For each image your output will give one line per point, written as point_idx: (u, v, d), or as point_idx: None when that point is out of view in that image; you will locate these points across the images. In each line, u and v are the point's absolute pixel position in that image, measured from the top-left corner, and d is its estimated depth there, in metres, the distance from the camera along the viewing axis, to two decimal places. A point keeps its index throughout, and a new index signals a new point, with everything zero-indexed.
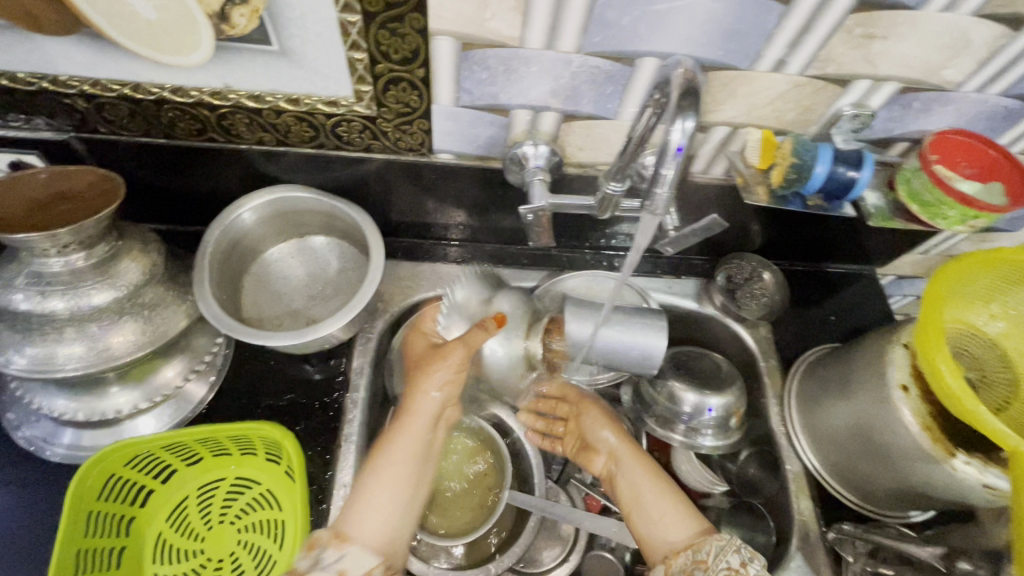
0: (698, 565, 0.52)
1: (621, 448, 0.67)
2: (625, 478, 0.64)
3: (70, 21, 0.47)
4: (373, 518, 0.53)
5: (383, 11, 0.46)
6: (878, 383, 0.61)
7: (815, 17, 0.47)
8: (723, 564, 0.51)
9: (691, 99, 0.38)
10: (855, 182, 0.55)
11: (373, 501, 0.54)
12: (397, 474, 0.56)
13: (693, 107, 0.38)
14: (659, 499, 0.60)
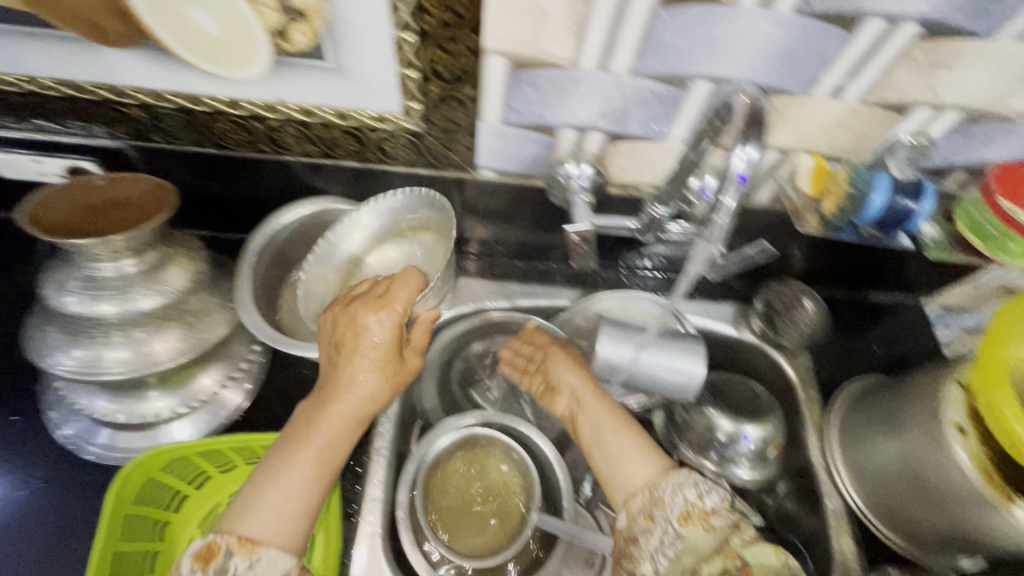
0: (656, 504, 0.50)
1: (588, 394, 0.62)
2: (589, 422, 0.60)
3: (135, 34, 0.49)
4: (281, 506, 0.45)
5: (439, 31, 0.47)
6: (930, 422, 0.58)
7: (879, 45, 0.46)
8: (680, 499, 0.50)
9: (754, 130, 0.39)
10: (913, 214, 0.53)
11: (282, 490, 0.46)
12: (304, 463, 0.47)
13: (757, 135, 0.40)
14: (621, 448, 0.56)
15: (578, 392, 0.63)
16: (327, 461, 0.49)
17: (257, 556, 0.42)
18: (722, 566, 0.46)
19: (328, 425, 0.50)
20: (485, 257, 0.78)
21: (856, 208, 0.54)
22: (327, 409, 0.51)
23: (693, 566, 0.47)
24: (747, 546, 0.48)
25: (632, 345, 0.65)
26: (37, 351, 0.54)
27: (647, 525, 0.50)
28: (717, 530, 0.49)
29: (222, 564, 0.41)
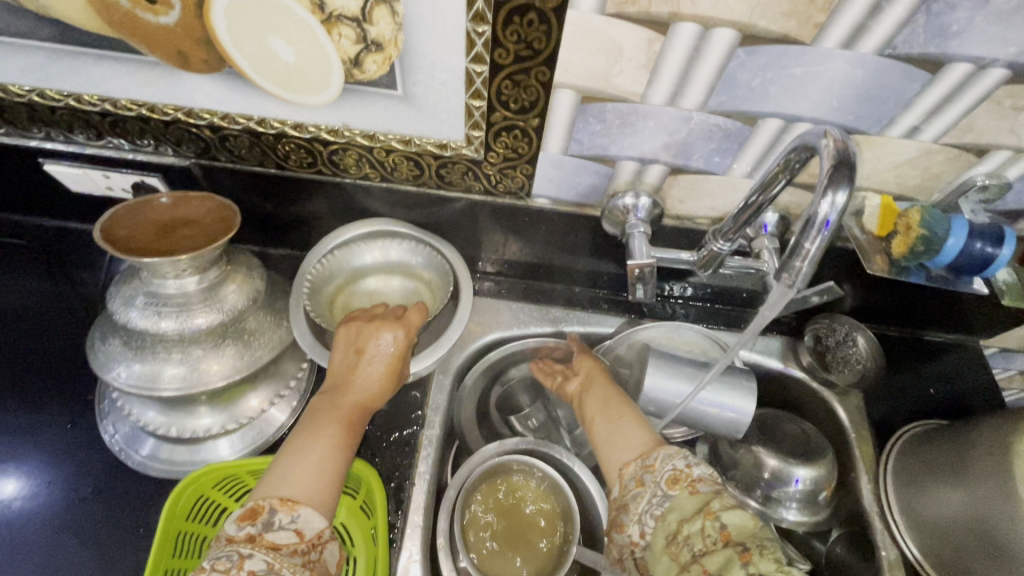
0: (647, 470, 0.50)
1: (599, 383, 0.63)
2: (594, 405, 0.61)
3: (215, 60, 0.50)
4: (308, 471, 0.48)
5: (511, 65, 0.47)
6: (1002, 475, 0.55)
7: (962, 88, 0.45)
8: (669, 467, 0.49)
9: (845, 172, 0.36)
10: (993, 259, 0.51)
11: (309, 459, 0.49)
12: (327, 437, 0.51)
13: (847, 179, 0.37)
14: (622, 427, 0.57)
15: (588, 383, 0.64)
16: (349, 437, 0.52)
17: (296, 512, 0.44)
18: (700, 526, 0.44)
19: (345, 407, 0.53)
20: (531, 281, 0.78)
21: (930, 251, 0.52)
22: (345, 394, 0.54)
23: (676, 528, 0.45)
24: (727, 510, 0.45)
25: (686, 380, 0.64)
26: (99, 363, 0.55)
27: (638, 490, 0.50)
28: (702, 495, 0.46)
29: (269, 518, 0.44)
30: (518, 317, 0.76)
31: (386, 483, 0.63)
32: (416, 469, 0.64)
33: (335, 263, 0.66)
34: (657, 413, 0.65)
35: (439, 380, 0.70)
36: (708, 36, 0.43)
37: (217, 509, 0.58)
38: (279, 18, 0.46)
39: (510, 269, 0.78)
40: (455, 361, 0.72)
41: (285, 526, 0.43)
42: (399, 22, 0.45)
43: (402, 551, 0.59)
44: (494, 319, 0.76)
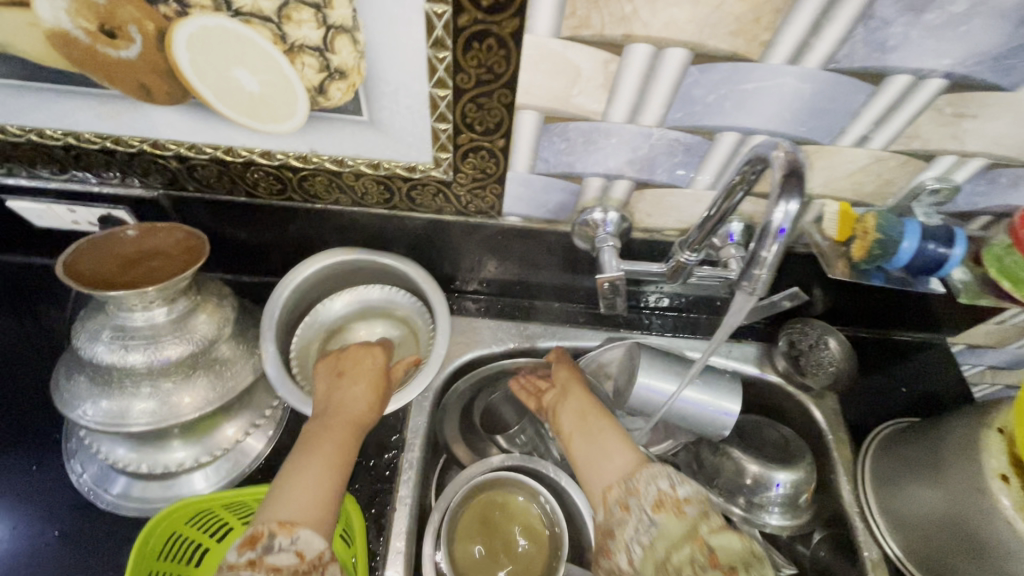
0: (631, 493, 0.49)
1: (572, 394, 0.64)
2: (573, 417, 0.61)
3: (179, 91, 0.50)
4: (302, 493, 0.47)
5: (473, 89, 0.48)
6: (972, 469, 0.57)
7: (905, 98, 0.47)
8: (654, 489, 0.49)
9: (795, 183, 0.38)
10: (947, 259, 0.53)
11: (303, 482, 0.48)
12: (318, 460, 0.50)
13: (798, 189, 0.38)
14: (605, 444, 0.56)
15: (562, 391, 0.65)
16: (345, 454, 0.52)
17: (296, 535, 0.44)
18: (689, 553, 0.44)
19: (338, 429, 0.53)
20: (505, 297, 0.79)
21: (886, 254, 0.54)
22: (336, 420, 0.54)
23: (665, 557, 0.44)
24: (715, 534, 0.45)
25: (673, 376, 0.65)
26: (65, 401, 0.54)
27: (623, 515, 0.49)
28: (689, 517, 0.46)
29: (267, 542, 0.42)
30: (496, 335, 0.76)
31: (366, 512, 0.62)
32: (396, 494, 0.63)
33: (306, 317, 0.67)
34: (645, 411, 0.66)
35: (418, 402, 0.70)
36: (661, 56, 0.45)
37: (191, 546, 0.56)
38: (241, 50, 0.46)
39: (474, 286, 0.77)
40: (433, 382, 0.72)
41: (285, 548, 0.42)
42: (361, 50, 0.46)
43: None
44: (472, 337, 0.76)
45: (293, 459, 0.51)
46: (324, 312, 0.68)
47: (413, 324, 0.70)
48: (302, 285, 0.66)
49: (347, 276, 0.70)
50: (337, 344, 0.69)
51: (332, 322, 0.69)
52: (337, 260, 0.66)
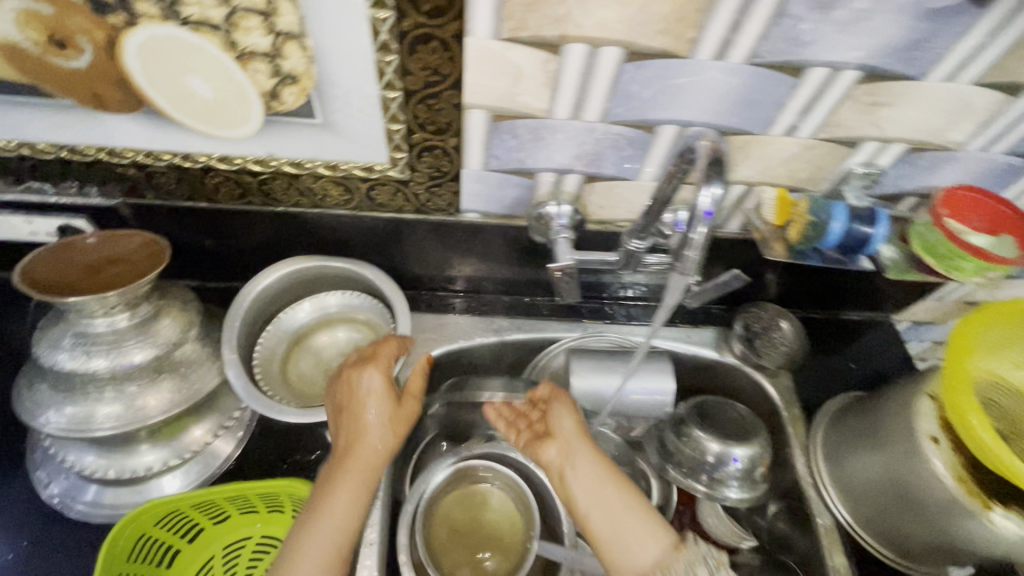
0: None
1: (580, 449, 0.58)
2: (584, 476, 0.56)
3: (133, 99, 0.51)
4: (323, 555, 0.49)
5: (422, 90, 0.50)
6: (907, 434, 0.61)
7: (825, 89, 0.51)
8: None
9: (716, 169, 0.42)
10: (870, 238, 0.56)
11: (327, 535, 0.49)
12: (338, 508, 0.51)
13: (720, 175, 0.42)
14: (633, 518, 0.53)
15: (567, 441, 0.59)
16: (357, 507, 0.52)
17: None
18: None
19: (353, 475, 0.53)
20: (467, 293, 0.81)
21: (818, 237, 0.57)
22: (353, 458, 0.54)
23: None
24: None
25: (616, 374, 0.72)
26: (28, 411, 0.54)
27: None
28: None
29: None
30: (463, 330, 0.78)
31: None
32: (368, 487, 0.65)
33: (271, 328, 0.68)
34: (595, 409, 0.73)
35: None
36: (597, 54, 0.47)
37: (161, 547, 0.57)
38: (193, 58, 0.48)
39: (455, 285, 0.80)
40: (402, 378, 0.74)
41: None
42: (310, 55, 0.47)
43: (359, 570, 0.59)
44: (439, 333, 0.78)
45: (313, 503, 0.52)
46: (286, 323, 0.69)
47: (376, 328, 0.70)
48: (264, 295, 0.67)
49: (309, 284, 0.71)
50: (303, 351, 0.70)
51: (295, 330, 0.70)
52: (299, 268, 0.67)
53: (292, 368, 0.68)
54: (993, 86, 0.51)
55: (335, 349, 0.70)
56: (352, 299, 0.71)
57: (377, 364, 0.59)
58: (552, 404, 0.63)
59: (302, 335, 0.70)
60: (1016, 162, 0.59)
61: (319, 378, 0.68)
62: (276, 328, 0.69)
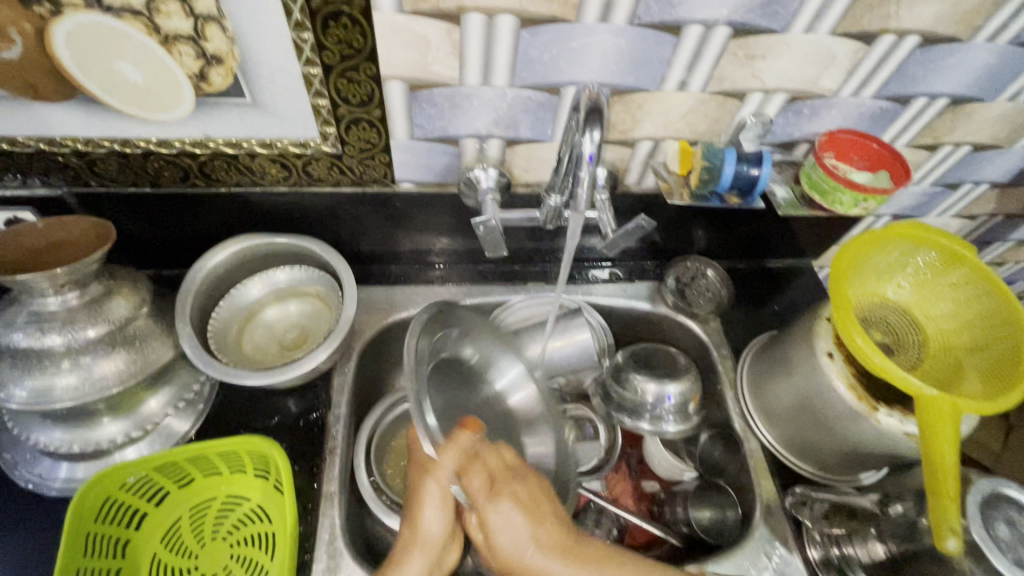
0: None
1: (550, 541, 0.49)
2: (513, 536, 0.48)
3: (67, 88, 0.54)
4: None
5: (339, 64, 0.54)
6: (809, 354, 0.67)
7: (703, 45, 0.57)
8: None
9: (596, 116, 0.48)
10: (758, 179, 0.63)
11: None
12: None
13: (598, 121, 0.48)
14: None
15: (516, 528, 0.49)
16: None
17: None
18: None
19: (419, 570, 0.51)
20: (435, 265, 0.86)
21: (712, 179, 0.64)
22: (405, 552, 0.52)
23: None
24: None
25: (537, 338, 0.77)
26: None
27: None
28: None
29: None
30: (413, 299, 0.83)
31: (297, 465, 0.68)
32: (326, 445, 0.69)
33: (224, 304, 0.73)
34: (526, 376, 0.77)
35: (343, 365, 0.76)
36: (495, 23, 0.53)
37: (127, 511, 0.61)
38: (121, 45, 0.51)
39: (436, 258, 0.85)
40: (356, 347, 0.78)
41: None
42: (231, 36, 0.52)
43: (320, 519, 0.64)
44: (390, 303, 0.82)
45: None
46: (237, 299, 0.73)
47: (325, 299, 0.75)
48: (214, 273, 0.71)
49: (257, 262, 0.75)
50: (256, 325, 0.74)
51: (248, 306, 0.74)
52: (245, 246, 0.71)
53: (247, 341, 0.73)
54: (848, 36, 0.58)
55: (287, 321, 0.75)
56: (300, 274, 0.75)
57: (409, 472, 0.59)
58: (461, 477, 0.51)
59: (254, 310, 0.75)
60: (887, 106, 0.66)
61: (273, 348, 0.73)
62: (227, 304, 0.73)
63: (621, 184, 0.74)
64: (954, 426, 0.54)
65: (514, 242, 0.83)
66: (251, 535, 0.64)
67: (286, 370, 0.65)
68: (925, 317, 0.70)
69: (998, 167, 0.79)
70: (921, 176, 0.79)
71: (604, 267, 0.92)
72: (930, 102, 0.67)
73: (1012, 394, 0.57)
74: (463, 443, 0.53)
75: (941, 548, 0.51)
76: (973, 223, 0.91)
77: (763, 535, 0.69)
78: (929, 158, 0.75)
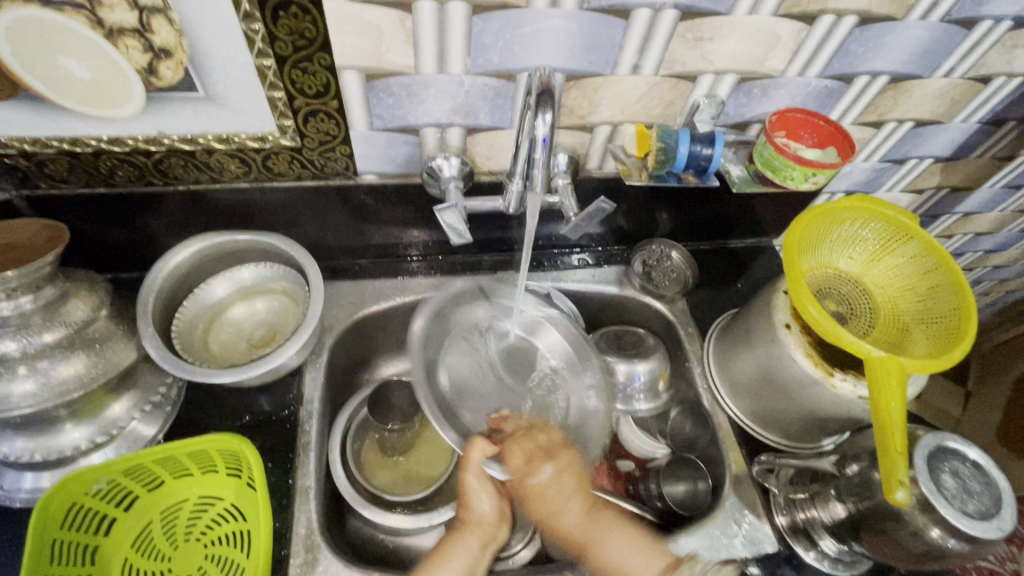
0: None
1: (568, 495, 0.67)
2: (556, 497, 0.67)
3: (8, 85, 0.52)
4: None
5: (292, 54, 0.54)
6: (768, 325, 0.70)
7: (652, 29, 0.58)
8: None
9: (547, 98, 0.49)
10: (711, 158, 0.66)
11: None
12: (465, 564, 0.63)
13: (550, 104, 0.49)
14: (608, 534, 0.66)
15: (548, 495, 0.67)
16: (466, 555, 0.63)
17: None
18: None
19: (465, 535, 0.65)
20: (411, 257, 0.86)
21: (668, 160, 0.67)
22: (462, 525, 0.66)
23: None
24: None
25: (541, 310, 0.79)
26: None
27: None
28: None
29: None
30: (383, 293, 0.83)
31: (269, 463, 0.67)
32: (298, 442, 0.69)
33: (189, 305, 0.72)
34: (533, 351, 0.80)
35: (314, 360, 0.76)
36: (446, 10, 0.53)
37: (95, 517, 0.60)
38: (63, 39, 0.50)
39: (410, 251, 0.85)
40: (326, 343, 0.78)
41: None
42: (178, 28, 0.51)
43: (295, 515, 0.64)
44: (359, 297, 0.82)
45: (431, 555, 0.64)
46: (201, 299, 0.72)
47: (292, 295, 0.75)
48: (177, 271, 0.70)
49: (219, 261, 0.74)
50: (222, 325, 0.73)
51: (212, 305, 0.73)
52: (207, 244, 0.70)
53: (215, 341, 0.72)
54: (790, 17, 0.60)
55: (255, 319, 0.74)
56: (264, 269, 0.74)
57: (546, 458, 0.69)
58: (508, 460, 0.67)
59: (221, 310, 0.74)
60: (832, 85, 0.69)
61: (241, 346, 0.72)
62: (191, 305, 0.72)
63: (583, 169, 0.76)
64: (899, 385, 0.57)
65: (481, 232, 0.84)
66: (226, 534, 0.64)
67: (254, 366, 0.64)
68: (877, 286, 0.73)
69: (940, 141, 0.82)
70: (869, 152, 0.82)
71: (573, 254, 0.93)
72: (872, 80, 0.70)
73: (955, 354, 0.60)
74: (478, 452, 0.66)
75: (891, 500, 0.53)
76: (921, 197, 0.95)
77: (733, 504, 0.71)
78: (875, 134, 0.79)
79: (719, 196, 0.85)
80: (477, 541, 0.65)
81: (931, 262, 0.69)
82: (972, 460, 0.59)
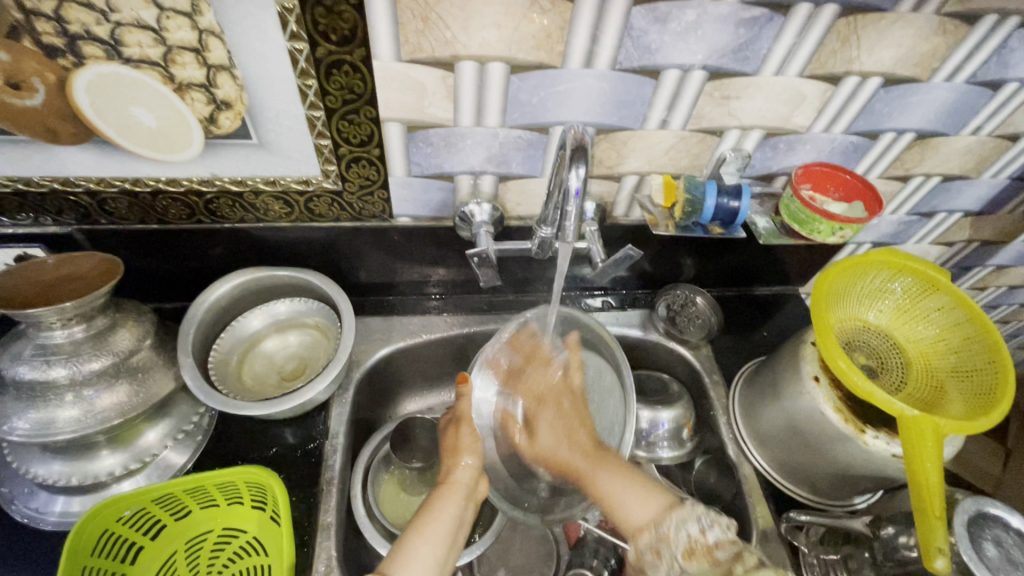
0: (660, 540, 0.57)
1: (572, 433, 0.71)
2: (551, 431, 0.72)
3: (84, 132, 0.57)
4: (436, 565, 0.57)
5: (341, 108, 0.58)
6: (796, 376, 0.69)
7: (680, 88, 0.61)
8: (684, 535, 0.57)
9: (581, 153, 0.52)
10: (738, 210, 0.68)
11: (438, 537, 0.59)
12: (448, 527, 0.61)
13: (583, 158, 0.52)
14: (607, 474, 0.66)
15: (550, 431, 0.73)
16: (446, 517, 0.61)
17: None
18: None
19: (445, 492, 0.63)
20: (431, 296, 0.88)
21: (695, 211, 0.69)
22: (449, 486, 0.64)
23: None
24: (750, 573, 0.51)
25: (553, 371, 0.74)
26: None
27: (655, 559, 0.57)
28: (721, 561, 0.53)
29: None
30: (410, 329, 0.85)
31: (293, 496, 0.68)
32: (322, 476, 0.69)
33: (225, 337, 0.74)
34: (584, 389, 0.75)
35: (340, 395, 0.77)
36: (486, 70, 0.57)
37: (123, 544, 0.61)
38: (136, 94, 0.55)
39: (435, 289, 0.87)
40: (354, 378, 0.79)
41: None
42: (240, 84, 0.55)
43: (315, 551, 0.64)
44: (387, 332, 0.84)
45: (412, 526, 0.60)
46: (237, 331, 0.75)
47: (324, 330, 0.77)
48: (217, 305, 0.73)
49: (256, 295, 0.77)
50: (255, 357, 0.76)
51: (247, 337, 0.76)
52: (246, 279, 0.73)
53: (247, 372, 0.74)
54: (815, 78, 0.62)
55: (286, 352, 0.77)
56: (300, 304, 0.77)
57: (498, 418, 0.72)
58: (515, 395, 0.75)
59: (255, 342, 0.77)
60: (858, 141, 0.70)
61: (273, 378, 0.74)
62: (228, 337, 0.75)
63: (610, 217, 0.77)
64: (934, 446, 0.56)
65: (507, 273, 0.85)
66: (246, 568, 0.64)
67: (284, 401, 0.66)
68: (908, 340, 0.72)
69: (969, 196, 0.83)
70: (896, 206, 0.83)
71: (596, 296, 0.94)
72: (898, 137, 0.71)
73: (992, 416, 0.58)
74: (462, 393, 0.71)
75: (930, 567, 0.51)
76: (951, 250, 0.94)
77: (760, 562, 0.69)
78: (902, 188, 0.79)
79: (744, 245, 0.85)
80: (459, 497, 0.63)
81: (961, 316, 0.68)
82: (1016, 528, 0.56)
